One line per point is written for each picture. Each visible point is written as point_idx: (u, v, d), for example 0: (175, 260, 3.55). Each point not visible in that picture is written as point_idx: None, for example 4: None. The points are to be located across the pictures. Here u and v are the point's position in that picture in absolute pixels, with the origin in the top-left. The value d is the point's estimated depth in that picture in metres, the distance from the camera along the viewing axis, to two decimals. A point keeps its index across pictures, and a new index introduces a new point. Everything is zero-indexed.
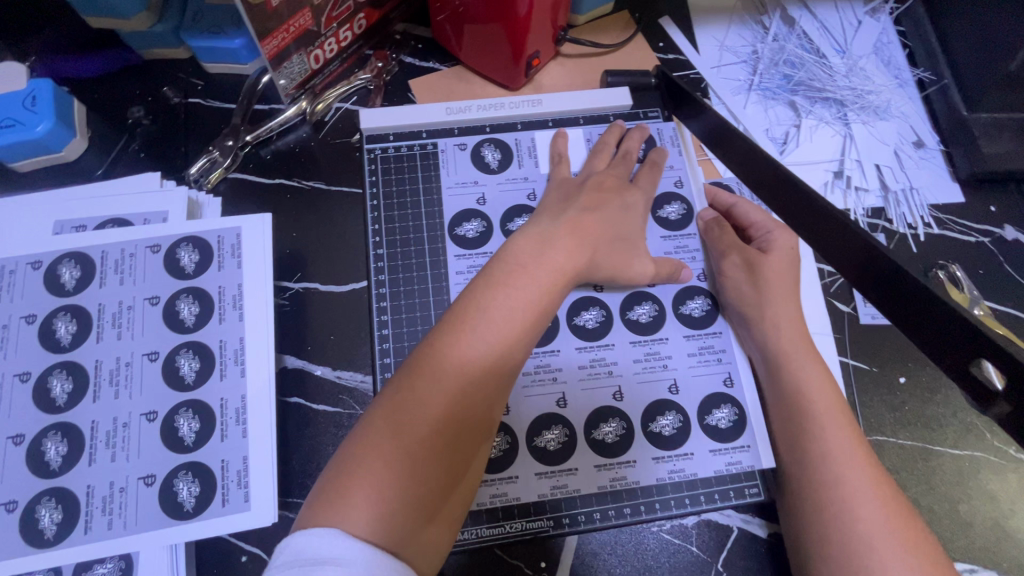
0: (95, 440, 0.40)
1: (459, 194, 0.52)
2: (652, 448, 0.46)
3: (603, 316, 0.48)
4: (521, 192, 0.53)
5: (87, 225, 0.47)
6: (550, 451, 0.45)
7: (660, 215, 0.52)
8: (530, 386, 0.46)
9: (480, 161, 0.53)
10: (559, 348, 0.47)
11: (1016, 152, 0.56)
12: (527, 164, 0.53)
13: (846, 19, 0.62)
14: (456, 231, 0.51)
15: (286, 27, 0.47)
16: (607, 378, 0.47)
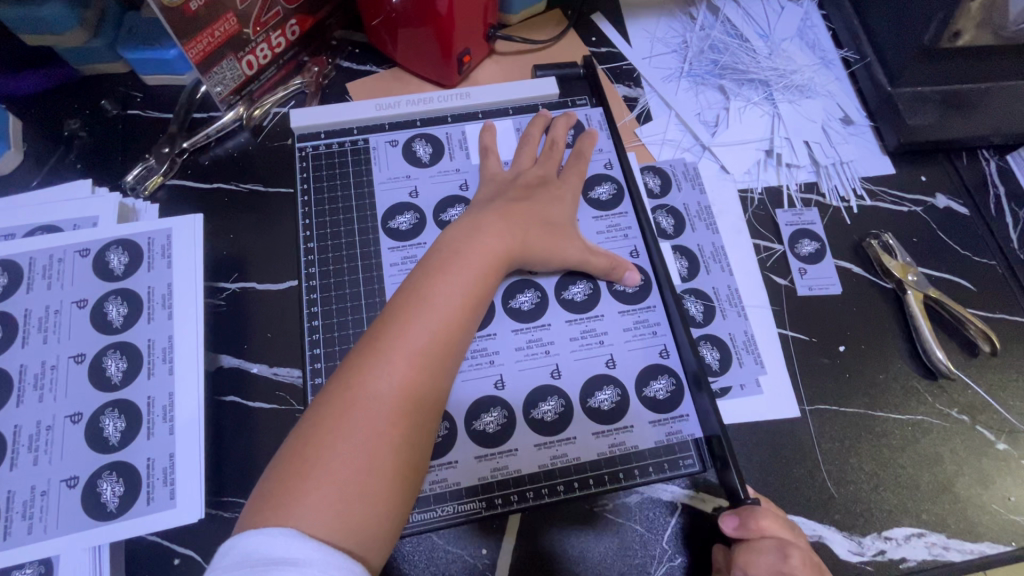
0: (18, 444, 0.40)
1: (390, 188, 0.53)
2: (591, 424, 0.45)
3: (538, 299, 0.49)
4: (453, 184, 0.53)
5: (17, 233, 0.47)
6: (488, 433, 0.44)
7: (591, 196, 0.53)
8: (467, 371, 0.46)
9: (412, 155, 0.54)
10: (496, 331, 0.47)
11: (938, 124, 0.58)
12: (459, 156, 0.54)
13: (769, 7, 0.64)
14: (389, 224, 0.52)
15: (209, 32, 0.48)
16: (544, 358, 0.47)
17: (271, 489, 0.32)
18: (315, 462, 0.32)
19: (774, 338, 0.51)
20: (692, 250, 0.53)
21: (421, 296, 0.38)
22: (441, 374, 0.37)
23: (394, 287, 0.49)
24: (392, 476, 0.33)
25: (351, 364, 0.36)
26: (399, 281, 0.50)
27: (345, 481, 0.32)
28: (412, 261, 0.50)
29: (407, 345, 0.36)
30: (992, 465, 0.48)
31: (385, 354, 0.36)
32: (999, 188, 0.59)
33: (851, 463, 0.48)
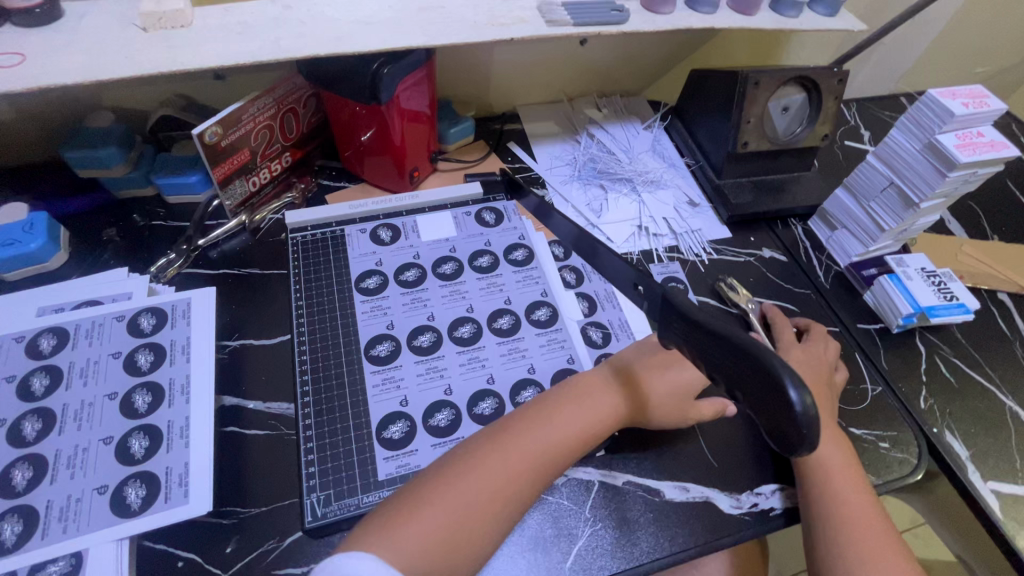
0: (58, 463, 0.49)
1: (361, 260, 0.70)
2: None
3: (475, 329, 0.65)
4: (408, 256, 0.71)
5: (65, 307, 0.60)
6: (442, 426, 0.57)
7: (511, 259, 0.73)
8: (422, 383, 0.60)
9: (377, 238, 0.73)
10: (443, 353, 0.63)
11: (753, 201, 0.82)
12: (412, 237, 0.73)
13: (630, 132, 0.92)
14: (361, 284, 0.68)
15: (229, 161, 0.67)
16: (480, 370, 0.62)
17: (389, 518, 0.45)
18: (414, 510, 0.45)
19: None
20: (590, 294, 0.71)
21: (534, 434, 0.52)
22: (523, 478, 0.49)
23: (366, 329, 0.64)
24: (462, 549, 0.45)
25: (472, 450, 0.50)
26: (365, 325, 0.64)
27: (423, 538, 0.44)
28: (377, 310, 0.66)
29: (542, 443, 0.51)
30: None
31: (500, 447, 0.50)
32: (806, 242, 0.83)
33: (724, 439, 0.62)
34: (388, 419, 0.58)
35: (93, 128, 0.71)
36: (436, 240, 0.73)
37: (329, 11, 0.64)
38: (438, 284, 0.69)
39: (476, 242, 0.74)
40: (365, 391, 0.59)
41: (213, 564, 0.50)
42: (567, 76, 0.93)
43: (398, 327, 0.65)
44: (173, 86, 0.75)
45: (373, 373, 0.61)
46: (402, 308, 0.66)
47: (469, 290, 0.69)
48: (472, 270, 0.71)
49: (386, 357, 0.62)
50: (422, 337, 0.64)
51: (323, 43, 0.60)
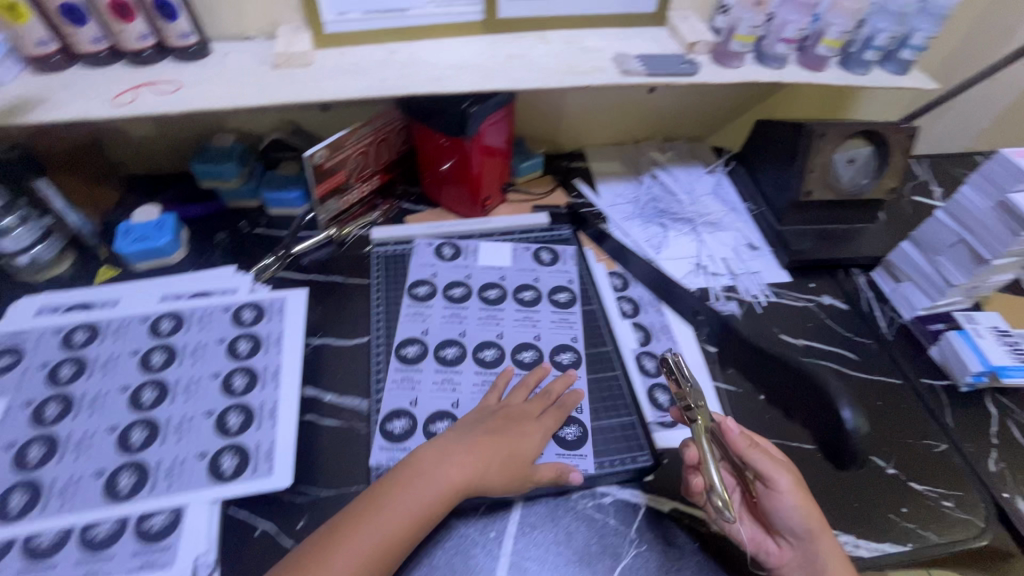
0: (168, 428, 0.56)
1: (419, 270, 0.77)
2: (557, 446, 0.62)
3: (536, 355, 0.70)
4: (460, 274, 0.77)
5: (183, 295, 0.69)
6: None
7: (556, 298, 0.75)
8: (476, 392, 0.65)
9: (441, 255, 0.79)
10: (505, 372, 0.67)
11: (814, 248, 0.83)
12: (470, 260, 0.79)
13: (693, 174, 0.95)
14: (449, 292, 0.75)
15: (328, 181, 0.76)
16: (533, 398, 0.66)
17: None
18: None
19: (711, 388, 0.69)
20: (647, 325, 0.74)
21: (467, 454, 0.56)
22: (373, 558, 0.50)
23: (433, 333, 0.70)
24: None
25: (344, 521, 0.51)
26: (442, 326, 0.71)
27: None
28: (419, 315, 0.72)
29: (395, 517, 0.52)
30: (885, 484, 0.62)
31: (375, 516, 0.51)
32: (869, 292, 0.82)
33: None
34: (439, 415, 0.63)
35: (214, 147, 0.82)
36: (491, 266, 0.78)
37: (428, 56, 0.73)
38: (479, 306, 0.74)
39: (525, 276, 0.78)
40: (427, 387, 0.65)
41: (286, 537, 0.54)
42: (633, 121, 0.99)
43: (468, 336, 0.70)
44: (285, 115, 0.86)
45: (435, 371, 0.67)
46: (478, 320, 0.72)
47: (540, 321, 0.73)
48: (515, 301, 0.75)
49: (452, 359, 0.68)
50: (485, 351, 0.69)
51: (421, 83, 0.69)
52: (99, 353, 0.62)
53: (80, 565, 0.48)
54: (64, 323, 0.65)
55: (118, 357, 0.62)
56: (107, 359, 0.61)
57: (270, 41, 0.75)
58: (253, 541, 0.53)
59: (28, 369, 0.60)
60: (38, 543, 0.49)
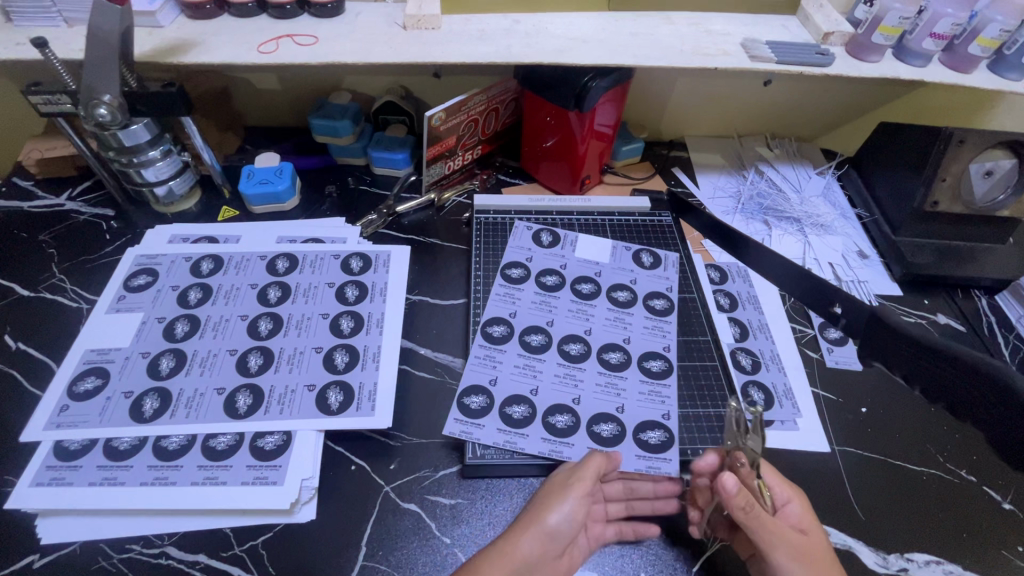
0: (282, 358, 0.60)
1: (515, 252, 0.76)
2: (641, 450, 0.59)
3: (665, 367, 0.66)
4: (554, 262, 0.75)
5: (297, 239, 0.73)
6: (603, 435, 0.59)
7: (649, 305, 0.72)
8: (598, 393, 0.63)
9: (538, 239, 0.78)
10: (627, 375, 0.64)
11: (933, 263, 0.78)
12: (568, 251, 0.77)
13: (801, 175, 0.91)
14: (542, 278, 0.73)
15: (440, 144, 0.77)
16: (658, 405, 0.62)
17: None
18: None
19: (809, 393, 0.66)
20: (744, 322, 0.72)
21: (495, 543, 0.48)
22: None
23: (532, 315, 0.69)
24: None
25: None
26: (530, 311, 0.69)
27: None
28: (508, 297, 0.71)
29: None
30: (1000, 518, 0.58)
31: None
32: (991, 317, 0.76)
33: (873, 493, 0.59)
34: (560, 407, 0.61)
35: (333, 104, 0.85)
36: (588, 260, 0.76)
37: (551, 28, 0.73)
38: (570, 297, 0.72)
39: (622, 276, 0.75)
40: (550, 380, 0.63)
41: (380, 475, 0.57)
42: (743, 115, 0.95)
43: (554, 326, 0.68)
44: (399, 79, 0.88)
45: (558, 364, 0.64)
46: (566, 313, 0.70)
47: (634, 323, 0.70)
48: (607, 300, 0.72)
49: (534, 347, 0.66)
50: (612, 354, 0.66)
51: (544, 53, 0.69)
52: (222, 283, 0.67)
53: (202, 469, 0.52)
54: (193, 252, 0.70)
55: (239, 289, 0.66)
56: (229, 289, 0.66)
57: (399, 4, 0.77)
58: (350, 474, 0.56)
59: (161, 290, 0.66)
60: (167, 443, 0.53)
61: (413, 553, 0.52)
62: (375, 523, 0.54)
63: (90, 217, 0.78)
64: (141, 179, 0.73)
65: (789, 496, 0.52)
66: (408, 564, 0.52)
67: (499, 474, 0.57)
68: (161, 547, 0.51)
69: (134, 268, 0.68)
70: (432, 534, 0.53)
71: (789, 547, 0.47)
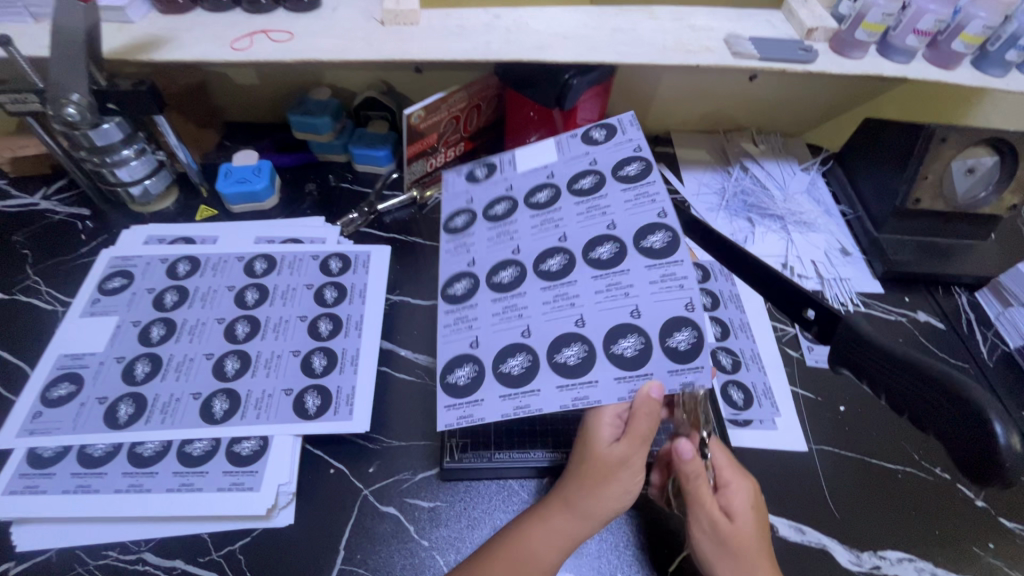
0: (259, 362, 0.60)
1: (453, 200, 0.65)
2: (669, 361, 0.48)
3: (669, 239, 0.52)
4: (501, 188, 0.63)
5: (275, 240, 0.72)
6: (578, 362, 0.50)
7: (620, 175, 0.58)
8: (603, 301, 0.52)
9: (471, 176, 0.66)
10: (576, 278, 0.53)
11: (914, 260, 0.78)
12: (509, 171, 0.64)
13: (785, 171, 0.91)
14: (490, 212, 0.62)
15: (421, 142, 0.76)
16: (678, 292, 0.50)
17: None
18: None
19: (788, 392, 0.67)
20: (725, 321, 0.71)
21: (557, 528, 0.49)
22: None
23: (492, 252, 0.59)
24: None
25: None
26: (489, 250, 0.59)
27: None
28: (461, 248, 0.61)
29: None
30: (974, 516, 0.58)
31: None
32: (970, 314, 0.76)
33: (850, 492, 0.59)
34: (563, 339, 0.51)
35: (313, 99, 0.83)
36: (538, 168, 0.63)
37: (532, 23, 0.72)
38: (529, 215, 0.60)
39: (580, 163, 0.60)
40: (538, 310, 0.53)
41: (358, 479, 0.56)
42: (729, 110, 0.95)
43: (524, 253, 0.57)
44: (380, 74, 0.86)
45: (542, 289, 0.54)
46: (531, 231, 0.58)
47: (612, 205, 0.56)
48: (570, 195, 0.59)
49: (508, 284, 0.56)
50: (600, 249, 0.54)
51: (524, 50, 0.68)
52: (198, 285, 0.66)
53: (178, 476, 0.52)
54: (170, 254, 0.69)
55: (217, 291, 0.66)
56: (206, 292, 0.65)
57: None
58: (328, 478, 0.56)
59: (136, 292, 0.65)
60: (142, 450, 0.53)
61: (392, 556, 0.52)
62: (353, 527, 0.54)
63: (65, 217, 0.77)
64: (115, 179, 0.72)
65: (737, 479, 0.53)
66: (387, 567, 0.52)
67: (478, 477, 0.57)
68: (138, 553, 0.50)
69: (110, 271, 0.67)
70: (410, 536, 0.54)
71: (713, 529, 0.50)
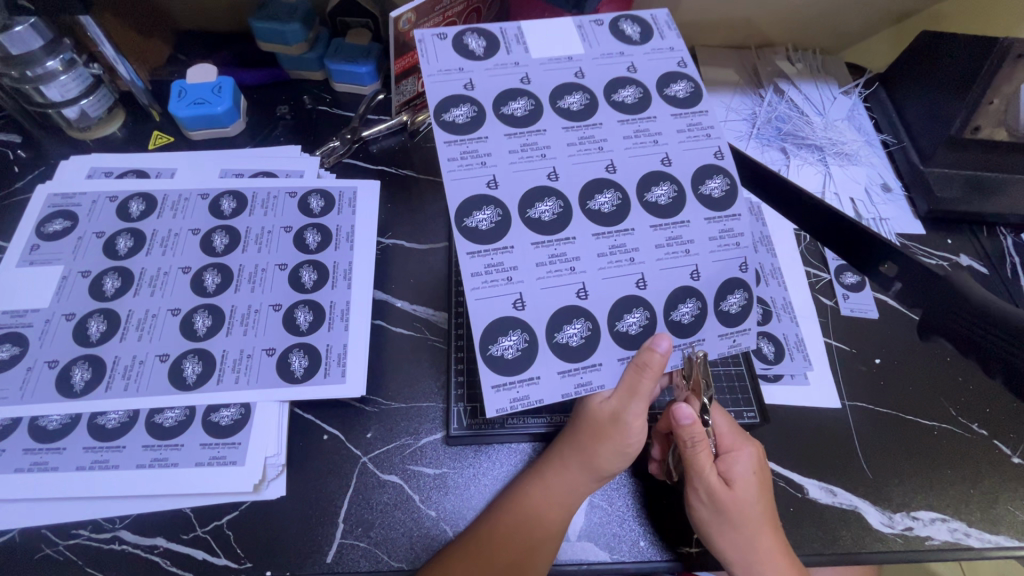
0: (234, 318, 0.52)
1: (443, 81, 0.45)
2: (720, 325, 0.45)
3: (728, 185, 0.46)
4: (513, 78, 0.46)
5: (244, 173, 0.62)
6: (632, 334, 0.43)
7: (668, 96, 0.47)
8: (663, 259, 0.44)
9: (463, 48, 0.46)
10: (634, 227, 0.44)
11: (964, 198, 0.70)
12: (517, 51, 0.47)
13: (824, 94, 0.80)
14: (502, 109, 0.45)
15: (412, 54, 0.63)
16: (735, 250, 0.45)
17: None
18: None
19: (820, 344, 0.61)
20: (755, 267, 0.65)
21: (558, 483, 0.46)
22: None
23: (523, 179, 0.44)
24: None
25: None
26: (515, 170, 0.44)
27: None
28: (473, 157, 0.43)
29: None
30: (1010, 475, 0.55)
31: None
32: (1016, 257, 0.70)
33: (883, 449, 0.56)
34: (624, 305, 0.43)
35: (278, 2, 0.68)
36: (558, 57, 0.47)
37: None
38: (561, 125, 0.45)
39: (614, 67, 0.48)
40: (592, 264, 0.43)
41: (355, 446, 0.51)
42: (764, 21, 0.82)
43: (562, 179, 0.44)
44: None
45: (595, 237, 0.44)
46: (567, 150, 0.45)
47: (663, 134, 0.47)
48: (610, 108, 0.46)
49: (551, 224, 0.43)
50: (656, 190, 0.45)
51: None
52: (156, 228, 0.57)
53: (148, 450, 0.47)
54: (119, 190, 0.59)
55: (179, 235, 0.56)
56: (166, 236, 0.56)
57: None
58: (322, 445, 0.50)
59: (83, 237, 0.56)
60: (105, 421, 0.47)
61: (397, 528, 0.48)
62: (352, 497, 0.48)
63: None
64: (44, 99, 0.60)
65: (741, 444, 0.48)
66: (392, 540, 0.47)
67: (493, 442, 0.52)
68: (113, 532, 0.45)
69: (49, 211, 0.57)
70: (416, 506, 0.49)
71: (711, 498, 0.46)
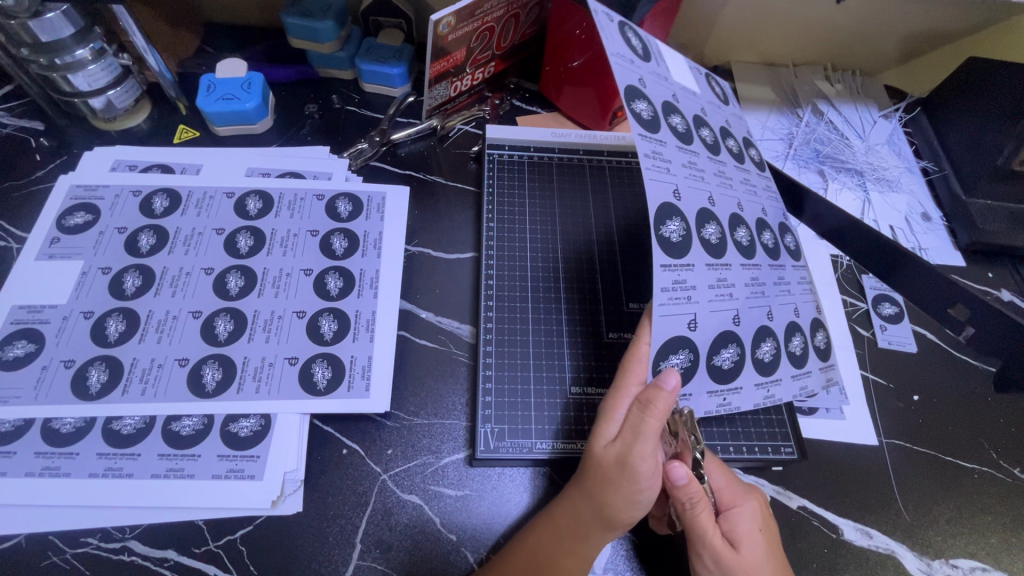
0: (256, 324, 0.51)
1: (622, 71, 0.43)
2: (792, 366, 0.49)
3: (777, 239, 0.51)
4: (631, 78, 0.43)
5: (270, 173, 0.60)
6: (724, 369, 0.46)
7: (752, 155, 0.54)
8: (752, 298, 0.47)
9: (628, 42, 0.45)
10: (730, 262, 0.46)
11: (1010, 232, 0.67)
12: (664, 67, 0.48)
13: (864, 117, 0.78)
14: (631, 107, 0.42)
15: (448, 58, 0.60)
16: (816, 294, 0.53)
17: None
18: None
19: (856, 377, 0.59)
20: None
21: (574, 539, 0.43)
22: None
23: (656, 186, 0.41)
24: None
25: None
26: (653, 181, 0.41)
27: None
28: (659, 163, 0.42)
29: None
30: None
31: None
32: None
33: (921, 490, 0.54)
34: (721, 341, 0.45)
35: None
36: (690, 88, 0.50)
37: None
38: (677, 143, 0.44)
39: (695, 104, 0.49)
40: (706, 296, 0.44)
41: (375, 463, 0.48)
42: (804, 39, 0.80)
43: (684, 199, 0.43)
44: None
45: (708, 268, 0.44)
46: (685, 172, 0.44)
47: (734, 180, 0.50)
48: (703, 142, 0.47)
49: (677, 245, 0.43)
50: (740, 231, 0.48)
51: None
52: (179, 226, 0.55)
53: (164, 459, 0.45)
54: (143, 184, 0.57)
55: (202, 234, 0.55)
56: (189, 234, 0.55)
57: None
58: (339, 460, 0.48)
59: (104, 231, 0.54)
60: (119, 427, 0.46)
61: (416, 551, 0.45)
62: (370, 517, 0.46)
63: (13, 131, 0.63)
64: (71, 87, 0.58)
65: (741, 498, 0.46)
66: (409, 565, 0.45)
67: (512, 465, 0.50)
68: (122, 541, 0.43)
69: (70, 203, 0.56)
70: (435, 530, 0.46)
71: (717, 560, 0.43)
